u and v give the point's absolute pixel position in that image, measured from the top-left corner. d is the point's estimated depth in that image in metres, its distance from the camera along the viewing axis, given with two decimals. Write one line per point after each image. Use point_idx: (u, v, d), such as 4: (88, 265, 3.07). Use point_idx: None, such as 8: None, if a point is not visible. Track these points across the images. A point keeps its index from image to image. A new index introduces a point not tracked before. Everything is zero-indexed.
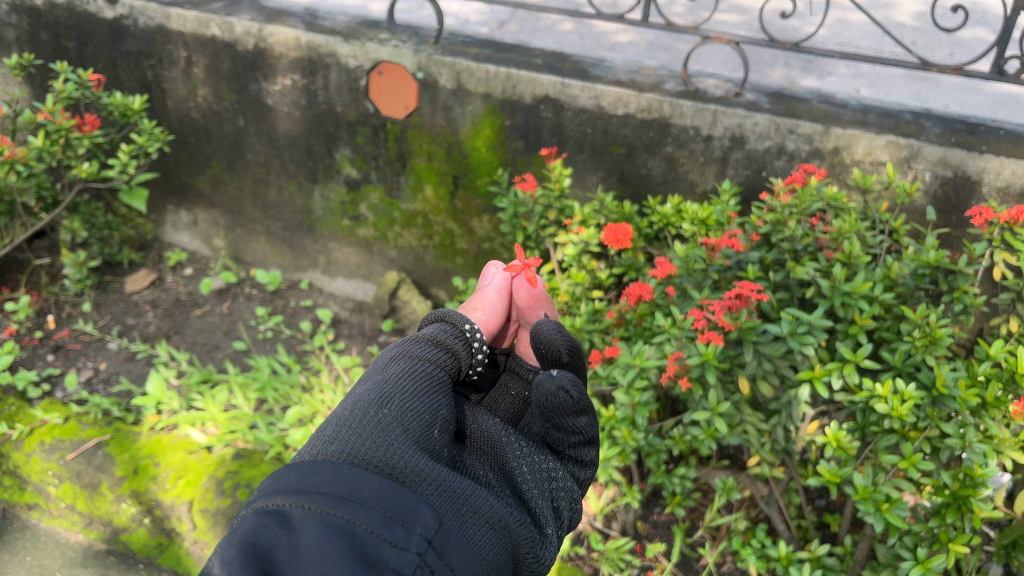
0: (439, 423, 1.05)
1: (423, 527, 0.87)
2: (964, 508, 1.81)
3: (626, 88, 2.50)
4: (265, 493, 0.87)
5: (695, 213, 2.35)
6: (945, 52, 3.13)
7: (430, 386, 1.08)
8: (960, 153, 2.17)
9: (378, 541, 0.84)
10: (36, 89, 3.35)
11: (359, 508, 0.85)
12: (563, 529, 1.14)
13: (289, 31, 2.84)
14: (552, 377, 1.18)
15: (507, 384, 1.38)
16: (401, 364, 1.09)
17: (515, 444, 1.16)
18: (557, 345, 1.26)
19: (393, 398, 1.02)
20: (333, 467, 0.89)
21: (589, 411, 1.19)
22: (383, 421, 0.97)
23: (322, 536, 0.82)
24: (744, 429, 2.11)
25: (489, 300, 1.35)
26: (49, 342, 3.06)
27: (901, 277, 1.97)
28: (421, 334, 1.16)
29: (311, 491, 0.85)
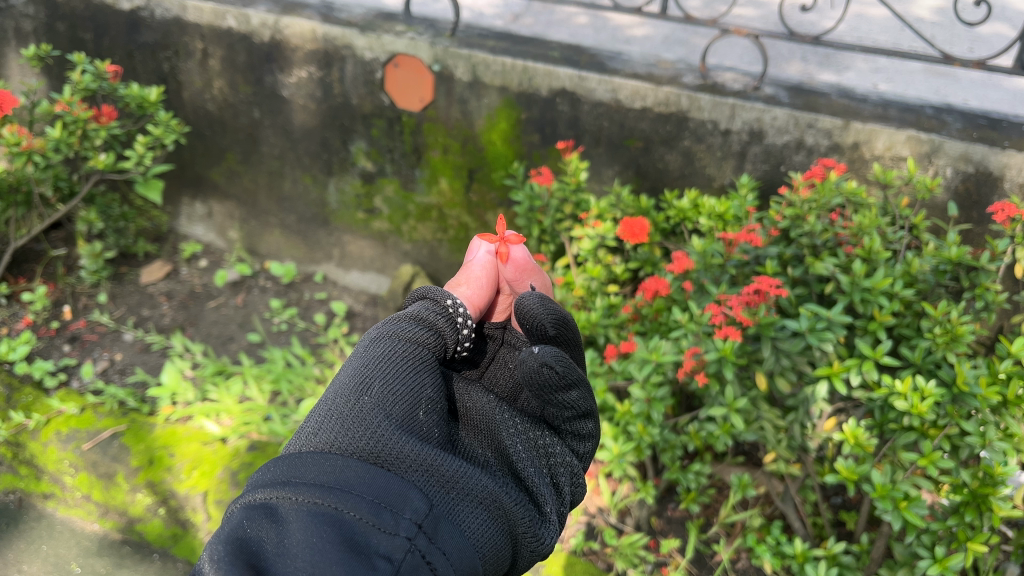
0: (426, 405, 1.04)
1: (413, 511, 0.87)
2: (983, 506, 1.78)
3: (644, 81, 2.48)
4: (253, 488, 0.88)
5: (713, 208, 2.30)
6: (964, 48, 3.09)
7: (412, 367, 1.07)
8: (981, 148, 2.14)
9: (367, 528, 0.84)
10: (53, 81, 3.37)
11: (346, 495, 0.85)
12: (565, 506, 1.13)
13: (306, 22, 2.83)
14: (535, 353, 1.14)
15: (502, 359, 1.33)
16: (383, 347, 1.08)
17: (509, 421, 1.14)
18: (542, 319, 1.22)
19: (375, 382, 1.01)
20: (318, 457, 0.89)
21: (580, 384, 1.16)
22: (366, 407, 0.97)
23: (309, 525, 0.82)
24: (761, 426, 2.10)
25: (473, 274, 1.34)
26: (65, 332, 3.07)
27: (922, 273, 1.94)
28: (403, 315, 1.15)
29: (297, 483, 0.86)
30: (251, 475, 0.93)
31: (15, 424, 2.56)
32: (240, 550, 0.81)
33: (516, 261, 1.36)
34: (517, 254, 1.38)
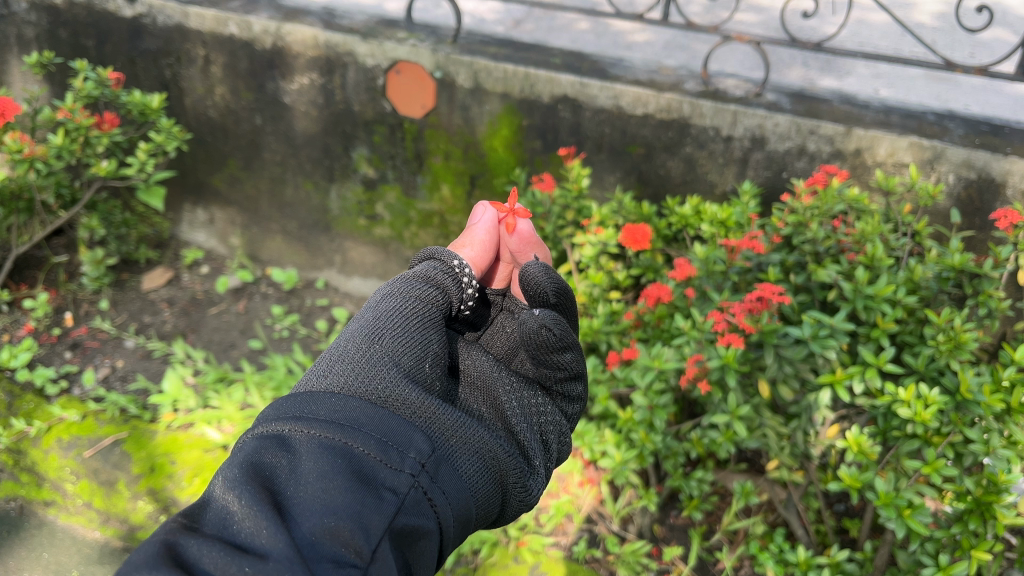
0: (431, 358, 1.05)
1: (418, 451, 0.88)
2: (987, 514, 1.77)
3: (645, 88, 2.49)
4: (264, 421, 0.87)
5: (715, 215, 2.31)
6: (965, 53, 3.10)
7: (421, 322, 1.08)
8: (983, 154, 2.13)
9: (375, 463, 0.84)
10: (55, 87, 3.38)
11: (356, 431, 0.86)
12: (552, 462, 1.14)
13: (307, 30, 2.84)
14: (535, 314, 1.19)
15: (501, 324, 1.34)
16: (393, 301, 1.09)
17: (506, 380, 1.15)
18: (545, 286, 1.26)
19: (385, 332, 1.02)
20: (330, 395, 0.89)
21: (574, 347, 1.20)
22: (376, 355, 0.98)
23: (321, 455, 0.82)
24: (763, 433, 2.08)
25: (477, 240, 1.32)
26: (67, 339, 3.08)
27: (924, 280, 1.93)
28: (412, 274, 1.16)
29: (309, 417, 0.86)
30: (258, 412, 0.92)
31: (16, 431, 2.56)
32: (253, 476, 0.79)
33: (520, 233, 1.31)
34: (521, 226, 1.32)
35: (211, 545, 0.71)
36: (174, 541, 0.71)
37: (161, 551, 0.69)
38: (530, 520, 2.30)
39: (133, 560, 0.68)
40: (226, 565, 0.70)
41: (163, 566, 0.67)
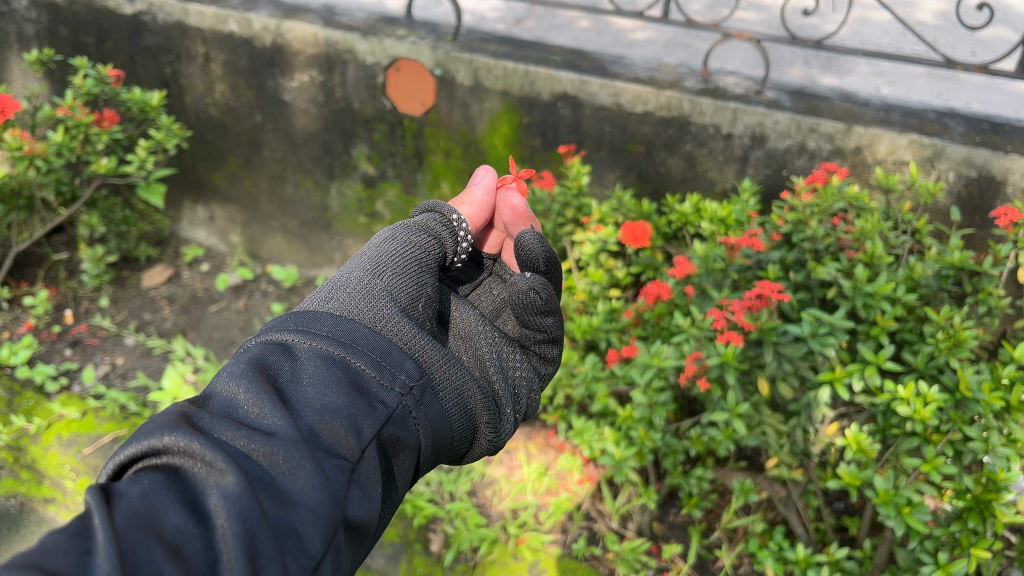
0: (423, 301, 1.12)
1: (407, 374, 0.94)
2: (986, 512, 1.77)
3: (646, 85, 2.49)
4: (268, 330, 0.92)
5: (715, 212, 2.30)
6: (967, 51, 3.09)
7: (418, 267, 1.16)
8: (984, 152, 2.13)
9: (369, 378, 0.90)
10: (55, 84, 3.38)
11: (354, 348, 0.92)
12: (521, 416, 1.20)
13: (307, 27, 2.84)
14: (526, 278, 1.26)
15: (489, 285, 1.43)
16: (394, 245, 1.16)
17: (488, 333, 1.24)
18: (537, 254, 1.31)
19: (385, 271, 1.09)
20: (333, 316, 0.95)
21: (556, 313, 1.27)
22: (375, 288, 1.05)
23: (322, 362, 0.87)
24: (762, 431, 2.08)
25: (476, 197, 1.39)
26: (67, 336, 3.09)
27: (924, 278, 1.92)
28: (412, 223, 1.24)
29: (314, 330, 0.91)
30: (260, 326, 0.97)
31: (17, 428, 2.56)
32: (259, 371, 0.83)
33: (511, 208, 1.37)
34: (514, 200, 1.37)
35: (222, 420, 0.75)
36: (187, 413, 0.75)
37: (177, 418, 0.73)
38: (529, 516, 2.34)
39: (150, 426, 0.72)
40: (236, 436, 0.74)
41: (181, 428, 0.71)
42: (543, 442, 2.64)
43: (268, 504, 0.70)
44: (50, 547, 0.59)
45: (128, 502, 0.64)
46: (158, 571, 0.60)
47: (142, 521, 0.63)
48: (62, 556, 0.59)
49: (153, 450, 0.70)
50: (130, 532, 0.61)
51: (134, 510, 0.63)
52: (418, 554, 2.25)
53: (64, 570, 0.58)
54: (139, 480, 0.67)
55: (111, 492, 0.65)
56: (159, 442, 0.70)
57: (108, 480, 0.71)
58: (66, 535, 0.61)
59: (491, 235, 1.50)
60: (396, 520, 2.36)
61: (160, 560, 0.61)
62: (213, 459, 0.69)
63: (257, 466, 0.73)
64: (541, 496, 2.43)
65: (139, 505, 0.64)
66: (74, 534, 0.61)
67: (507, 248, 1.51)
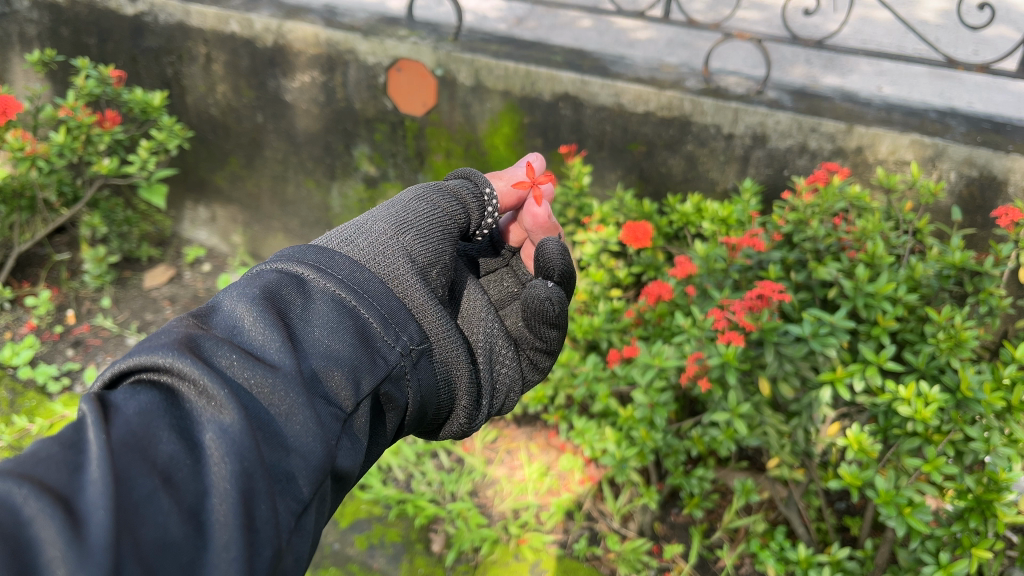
0: (439, 267, 1.12)
1: (410, 336, 0.95)
2: (987, 513, 1.76)
3: (647, 85, 2.49)
4: (287, 260, 0.92)
5: (716, 213, 2.29)
6: (969, 50, 3.09)
7: (441, 230, 1.15)
8: (985, 152, 2.12)
9: (376, 332, 0.90)
10: (57, 85, 3.39)
11: (364, 299, 0.92)
12: (495, 412, 1.20)
13: (308, 27, 2.84)
14: (545, 286, 1.25)
15: (502, 277, 1.48)
16: (423, 205, 1.16)
17: (492, 319, 1.24)
18: (554, 264, 1.31)
19: (409, 228, 1.09)
20: (349, 261, 0.96)
21: (562, 328, 1.27)
22: (395, 244, 1.04)
23: (330, 307, 0.88)
24: (763, 431, 2.07)
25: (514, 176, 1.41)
26: (69, 337, 3.10)
27: (925, 278, 1.92)
28: (444, 186, 1.24)
29: (330, 272, 0.92)
30: (276, 252, 0.97)
31: (18, 429, 2.56)
32: (271, 303, 0.83)
33: (534, 214, 1.40)
34: (538, 209, 1.41)
35: (227, 348, 0.75)
36: (196, 337, 0.75)
37: (181, 341, 0.73)
38: (530, 517, 2.35)
39: (155, 343, 0.72)
40: (240, 369, 0.74)
41: (185, 353, 0.71)
42: (544, 442, 2.64)
43: (265, 446, 0.71)
44: (43, 458, 0.61)
45: (125, 420, 0.64)
46: (149, 496, 0.61)
47: (138, 444, 0.63)
48: (53, 469, 0.60)
49: (155, 366, 0.70)
50: (124, 454, 0.62)
51: (130, 428, 0.64)
52: (418, 554, 2.25)
53: (55, 485, 0.59)
54: (137, 396, 0.67)
55: (108, 405, 0.66)
56: (161, 361, 0.70)
57: (104, 387, 0.72)
58: (61, 446, 0.62)
59: (513, 229, 1.52)
60: (397, 521, 2.37)
61: (152, 487, 0.61)
62: (215, 393, 0.69)
63: (256, 403, 0.73)
64: (542, 497, 2.43)
65: (136, 425, 0.64)
66: (68, 446, 0.62)
67: (525, 246, 1.52)
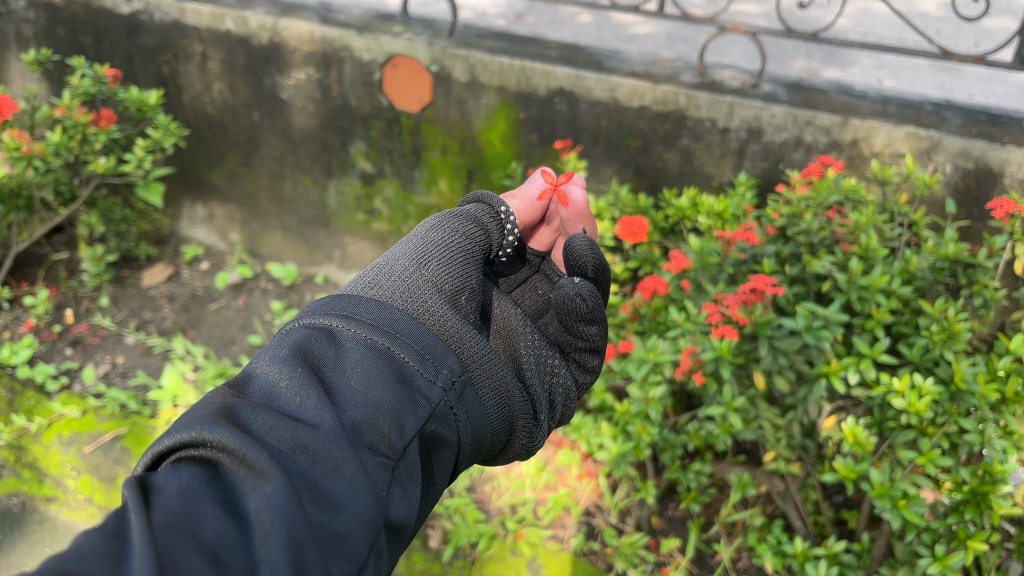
0: (467, 293, 1.14)
1: (450, 369, 0.95)
2: (983, 505, 1.74)
3: (641, 80, 2.48)
4: (314, 314, 0.92)
5: (711, 207, 2.27)
6: (969, 42, 3.07)
7: (464, 258, 1.18)
8: (981, 144, 2.11)
9: (414, 371, 0.91)
10: (54, 85, 3.40)
11: (397, 339, 0.92)
12: (557, 423, 1.23)
13: (303, 25, 2.83)
14: (574, 282, 1.24)
15: (535, 284, 1.49)
16: (442, 235, 1.19)
17: (529, 334, 1.23)
18: (586, 260, 1.32)
19: (430, 262, 1.11)
20: (377, 304, 0.96)
21: (601, 322, 1.27)
22: (421, 278, 1.06)
23: (363, 354, 0.88)
24: (759, 425, 2.08)
25: (529, 190, 1.48)
26: (67, 336, 3.11)
27: (920, 271, 1.91)
28: (461, 212, 1.28)
29: (358, 318, 0.92)
30: (305, 304, 0.98)
31: (18, 427, 2.56)
32: (302, 360, 0.84)
33: (571, 202, 1.41)
34: (575, 195, 1.42)
35: (264, 412, 0.76)
36: (231, 405, 0.76)
37: (218, 412, 0.73)
38: (528, 512, 2.35)
39: (191, 416, 0.73)
40: (279, 432, 0.75)
41: (221, 423, 0.71)
42: None
43: (312, 508, 0.71)
44: (87, 551, 0.60)
45: (166, 501, 0.65)
46: None
47: (181, 525, 0.63)
48: (97, 561, 0.60)
49: (191, 442, 0.71)
50: (167, 537, 0.62)
51: (170, 509, 0.64)
52: (416, 550, 2.26)
53: None
54: (178, 474, 0.68)
55: (149, 488, 0.66)
56: (197, 436, 0.70)
57: (148, 468, 0.72)
58: (104, 536, 0.62)
59: (542, 233, 1.55)
60: None
61: (198, 567, 0.61)
62: (254, 459, 0.69)
63: (299, 464, 0.74)
64: (540, 492, 2.43)
65: (177, 505, 0.64)
66: (111, 536, 0.62)
67: (555, 252, 1.55)
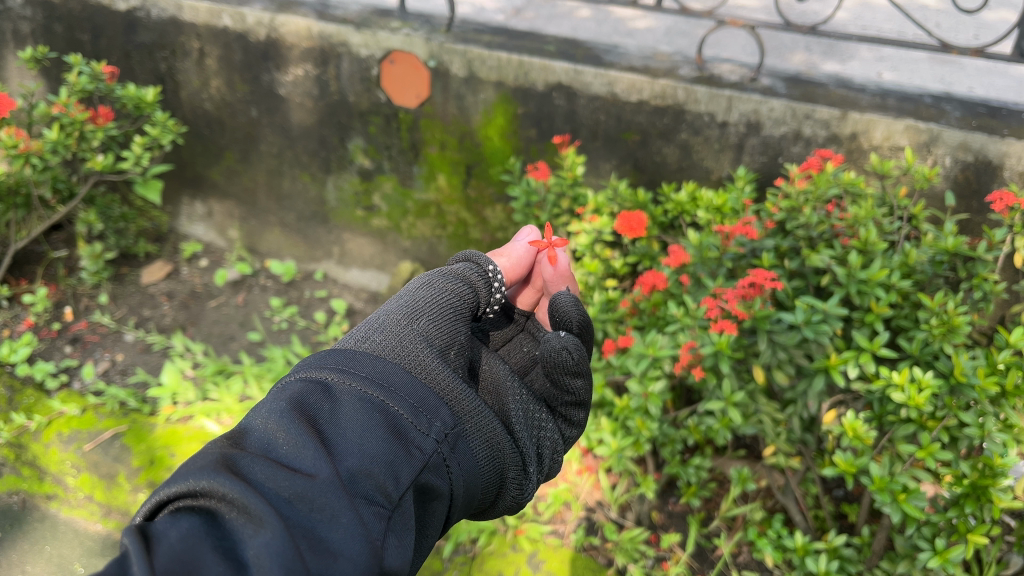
0: (456, 348, 1.15)
1: (442, 422, 0.95)
2: (983, 498, 1.73)
3: (640, 74, 2.47)
4: (308, 368, 0.93)
5: (710, 201, 2.28)
6: (969, 35, 3.05)
7: (453, 311, 1.19)
8: (980, 136, 2.10)
9: (408, 423, 0.91)
10: (51, 82, 3.40)
11: (391, 392, 0.93)
12: (544, 476, 1.22)
13: (300, 20, 2.82)
14: (560, 336, 1.25)
15: (520, 342, 1.48)
16: (430, 292, 1.19)
17: (517, 392, 1.21)
18: (571, 316, 1.33)
19: (422, 316, 1.12)
20: (371, 358, 0.97)
21: (586, 375, 1.27)
22: (413, 332, 1.07)
23: (359, 405, 0.89)
24: (759, 419, 2.07)
25: (515, 250, 1.46)
26: (67, 333, 3.11)
27: (920, 264, 1.90)
28: (449, 271, 1.29)
29: (353, 371, 0.93)
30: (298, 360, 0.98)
31: (17, 426, 2.56)
32: (299, 412, 0.84)
33: (555, 266, 1.41)
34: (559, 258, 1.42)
35: (262, 463, 0.76)
36: (229, 457, 0.76)
37: (217, 463, 0.73)
38: (528, 508, 2.35)
39: (189, 468, 0.73)
40: (278, 481, 0.75)
41: (221, 473, 0.71)
42: None
43: (311, 554, 0.71)
44: None
45: (168, 545, 0.64)
46: None
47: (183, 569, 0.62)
48: None
49: (191, 491, 0.70)
50: None
51: (173, 553, 0.63)
52: None
53: None
54: (178, 521, 0.67)
55: (150, 534, 0.65)
56: (198, 485, 0.70)
57: (143, 519, 0.71)
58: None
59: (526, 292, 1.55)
60: None
61: None
62: (255, 507, 0.69)
63: (299, 513, 0.73)
64: (540, 487, 2.44)
65: (180, 551, 0.64)
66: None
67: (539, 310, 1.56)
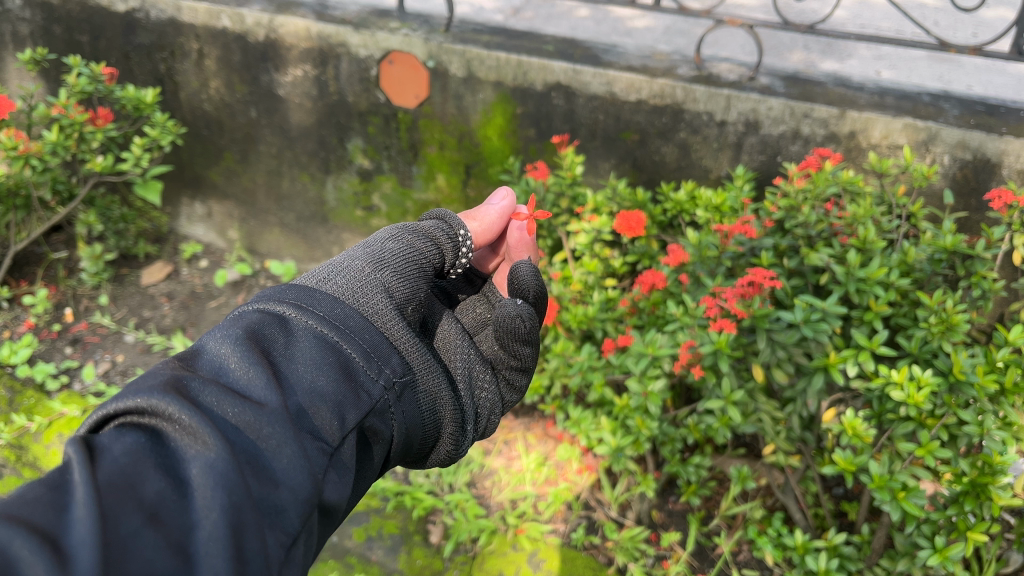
0: (414, 303, 1.17)
1: (392, 369, 0.96)
2: (982, 496, 1.74)
3: (638, 73, 2.47)
4: (267, 300, 0.93)
5: (709, 200, 2.29)
6: (967, 33, 3.05)
7: (418, 266, 1.20)
8: (978, 135, 2.11)
9: (358, 366, 0.92)
10: (50, 83, 3.40)
11: (346, 334, 0.93)
12: (480, 435, 1.23)
13: (300, 21, 2.82)
14: (516, 305, 1.31)
15: (474, 303, 1.50)
16: (398, 245, 1.20)
17: (466, 349, 1.24)
18: (529, 286, 1.39)
19: (386, 267, 1.13)
20: (330, 299, 0.97)
21: (534, 344, 1.31)
22: (374, 280, 1.07)
23: (313, 343, 0.89)
24: (758, 418, 2.07)
25: (488, 215, 1.44)
26: (67, 334, 3.11)
27: (918, 262, 1.91)
28: (418, 228, 1.27)
29: (311, 309, 0.93)
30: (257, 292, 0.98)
31: (18, 427, 2.59)
32: (254, 342, 0.84)
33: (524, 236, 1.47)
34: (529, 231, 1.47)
35: (213, 387, 0.76)
36: (181, 377, 0.75)
37: (168, 383, 0.73)
38: (528, 507, 2.36)
39: (139, 385, 0.73)
40: (227, 405, 0.75)
41: (171, 394, 0.71)
42: (542, 433, 2.65)
43: (253, 479, 0.71)
44: (29, 499, 0.60)
45: (111, 459, 0.64)
46: (135, 535, 0.60)
47: (123, 483, 0.63)
48: (40, 509, 0.59)
49: (138, 408, 0.70)
50: (111, 494, 0.62)
51: (116, 467, 0.64)
52: (416, 546, 2.27)
53: (42, 524, 0.58)
54: (123, 437, 0.67)
55: (94, 447, 0.65)
56: (146, 403, 0.70)
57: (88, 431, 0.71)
58: (46, 488, 0.61)
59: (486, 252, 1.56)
60: (394, 513, 2.38)
61: (137, 523, 0.61)
62: (200, 428, 0.69)
63: (245, 438, 0.73)
64: (540, 486, 2.45)
65: (123, 466, 0.64)
66: (53, 488, 0.62)
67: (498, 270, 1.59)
